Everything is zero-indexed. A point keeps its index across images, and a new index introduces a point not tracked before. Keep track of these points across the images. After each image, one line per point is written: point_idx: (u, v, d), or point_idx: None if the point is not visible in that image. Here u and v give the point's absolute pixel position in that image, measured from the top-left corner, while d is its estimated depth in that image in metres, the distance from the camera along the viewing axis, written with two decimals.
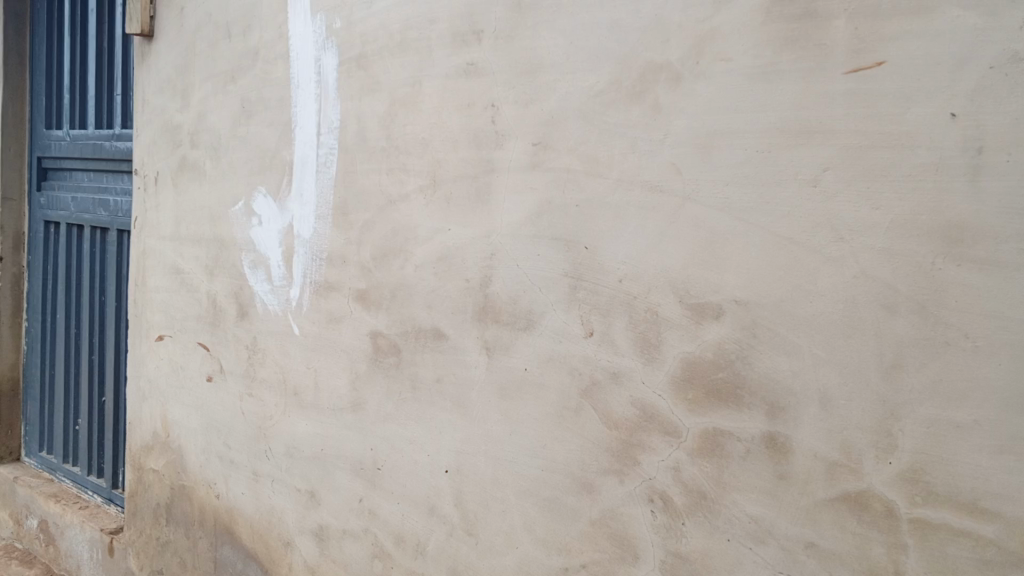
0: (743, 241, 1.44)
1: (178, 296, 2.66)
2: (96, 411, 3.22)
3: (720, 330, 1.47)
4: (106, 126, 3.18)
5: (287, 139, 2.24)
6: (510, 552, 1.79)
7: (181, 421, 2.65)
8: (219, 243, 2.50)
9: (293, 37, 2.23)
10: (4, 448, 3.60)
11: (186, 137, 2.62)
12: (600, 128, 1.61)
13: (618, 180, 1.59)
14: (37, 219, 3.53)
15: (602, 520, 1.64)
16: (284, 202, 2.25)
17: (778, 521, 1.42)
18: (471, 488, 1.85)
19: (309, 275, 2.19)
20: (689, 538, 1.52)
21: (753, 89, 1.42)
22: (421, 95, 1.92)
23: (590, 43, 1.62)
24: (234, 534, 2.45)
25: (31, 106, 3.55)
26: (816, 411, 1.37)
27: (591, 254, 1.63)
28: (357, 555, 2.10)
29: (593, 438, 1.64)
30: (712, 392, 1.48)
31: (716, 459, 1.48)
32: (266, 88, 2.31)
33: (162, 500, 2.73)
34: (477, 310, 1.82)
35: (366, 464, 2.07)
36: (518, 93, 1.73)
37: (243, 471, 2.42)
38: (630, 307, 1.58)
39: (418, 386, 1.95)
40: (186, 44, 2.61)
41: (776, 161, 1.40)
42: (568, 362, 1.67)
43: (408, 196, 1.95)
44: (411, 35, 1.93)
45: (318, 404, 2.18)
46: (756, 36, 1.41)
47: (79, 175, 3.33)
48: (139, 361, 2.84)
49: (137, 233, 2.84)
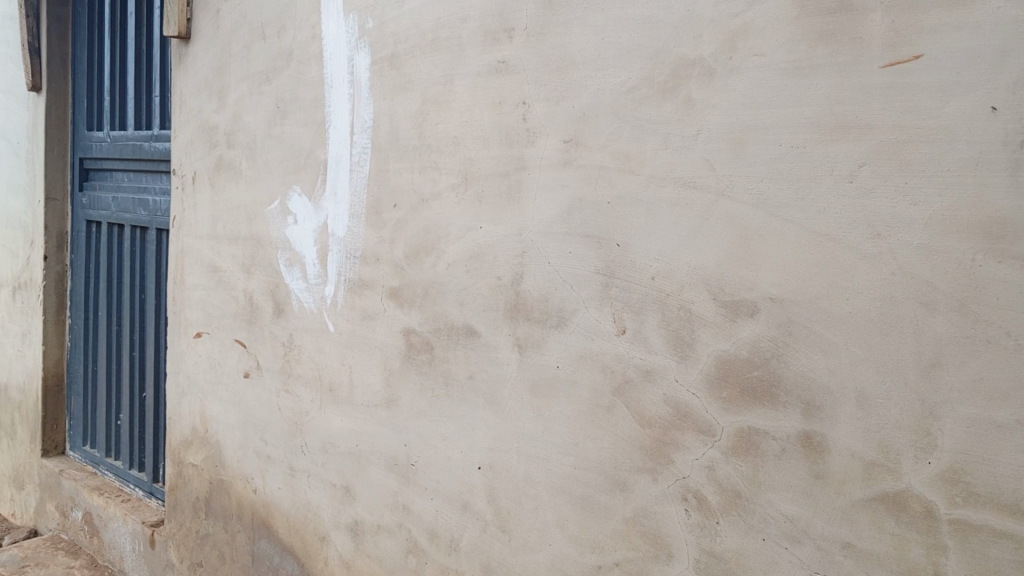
0: (778, 238, 1.42)
1: (217, 294, 2.70)
2: (137, 406, 3.29)
3: (755, 327, 1.45)
4: (146, 127, 3.25)
5: (322, 139, 2.27)
6: (543, 549, 1.79)
7: (220, 416, 2.70)
8: (255, 241, 2.54)
9: (327, 37, 2.25)
10: (50, 442, 3.71)
11: (223, 137, 2.66)
12: (632, 124, 1.60)
13: (650, 177, 1.58)
14: (79, 219, 3.62)
15: (635, 518, 1.63)
16: (319, 201, 2.28)
17: (814, 522, 1.40)
18: (504, 485, 1.85)
19: (344, 273, 2.22)
20: (723, 537, 1.51)
21: (787, 84, 1.40)
22: (452, 93, 1.92)
23: (621, 40, 1.61)
24: (271, 528, 2.49)
25: (74, 108, 3.64)
26: (853, 409, 1.35)
27: (623, 251, 1.62)
28: (392, 550, 2.12)
29: (626, 436, 1.63)
30: (746, 390, 1.47)
31: (751, 457, 1.47)
32: (301, 88, 2.34)
33: (202, 494, 2.78)
34: (509, 308, 1.83)
35: (401, 460, 2.09)
36: (549, 91, 1.73)
37: (280, 466, 2.46)
38: (662, 304, 1.57)
39: (451, 383, 1.96)
40: (223, 45, 2.65)
41: (811, 156, 1.38)
42: (600, 360, 1.67)
43: (441, 194, 1.96)
44: (442, 34, 1.94)
45: (353, 400, 2.21)
46: (790, 30, 1.39)
47: (120, 175, 3.41)
48: (178, 357, 2.90)
49: (176, 232, 2.89)
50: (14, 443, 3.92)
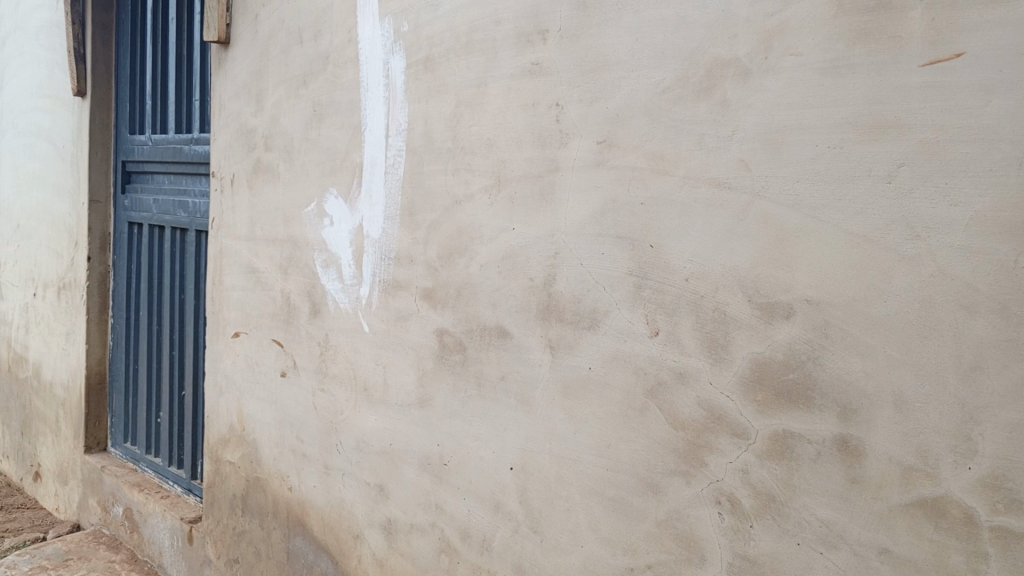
0: (814, 240, 1.40)
1: (254, 294, 2.74)
2: (176, 404, 3.36)
3: (790, 329, 1.44)
4: (186, 131, 3.31)
5: (358, 141, 2.29)
6: (574, 550, 1.79)
7: (257, 415, 2.74)
8: (292, 242, 2.57)
9: (362, 41, 2.27)
10: (93, 439, 3.80)
11: (261, 140, 2.70)
12: (666, 125, 1.59)
13: (684, 177, 1.57)
14: (121, 220, 3.69)
15: (667, 521, 1.62)
16: (355, 203, 2.30)
17: (850, 527, 1.38)
18: (536, 486, 1.86)
19: (378, 274, 2.24)
20: (757, 541, 1.50)
21: (824, 83, 1.38)
22: (486, 95, 1.93)
23: (655, 40, 1.61)
24: (307, 525, 2.52)
25: (117, 113, 3.72)
26: (890, 413, 1.33)
27: (657, 252, 1.62)
28: (424, 549, 2.14)
29: (659, 438, 1.63)
30: (781, 393, 1.45)
31: (786, 461, 1.45)
32: (337, 91, 2.37)
33: (239, 491, 2.83)
34: (541, 309, 1.83)
35: (433, 459, 2.10)
36: (582, 92, 1.73)
37: (316, 464, 2.49)
38: (696, 306, 1.56)
39: (484, 384, 1.97)
40: (261, 50, 2.69)
41: (849, 156, 1.36)
42: (633, 362, 1.66)
43: (474, 196, 1.97)
44: (476, 37, 1.95)
45: (387, 400, 2.23)
46: (828, 28, 1.38)
47: (161, 178, 3.48)
48: (216, 357, 2.95)
49: (215, 233, 2.94)
50: (58, 439, 4.01)
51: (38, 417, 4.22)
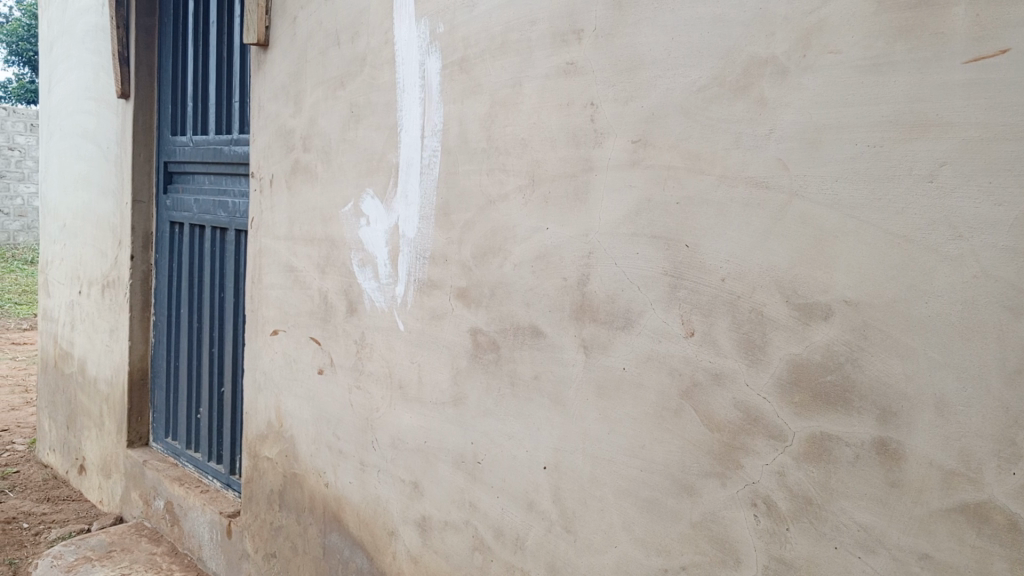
0: (853, 240, 1.38)
1: (293, 293, 2.78)
2: (216, 400, 3.42)
3: (828, 331, 1.42)
4: (226, 132, 3.37)
5: (394, 142, 2.31)
6: (608, 550, 1.79)
7: (295, 411, 2.78)
8: (329, 241, 2.60)
9: (398, 42, 2.29)
10: (135, 433, 3.88)
11: (300, 140, 2.74)
12: (702, 124, 1.59)
13: (720, 177, 1.56)
14: (163, 220, 3.77)
15: (702, 523, 1.61)
16: (391, 203, 2.33)
17: (889, 532, 1.36)
18: (569, 485, 1.86)
19: (413, 273, 2.26)
20: (794, 545, 1.48)
21: (864, 81, 1.36)
22: (521, 95, 1.94)
23: (691, 39, 1.60)
24: (343, 521, 2.55)
25: (159, 114, 3.80)
26: (931, 416, 1.31)
27: (692, 252, 1.61)
28: (458, 547, 2.15)
29: (694, 440, 1.62)
30: (819, 395, 1.44)
31: (823, 464, 1.43)
32: (374, 92, 2.39)
33: (276, 486, 2.87)
34: (576, 309, 1.83)
35: (467, 458, 2.11)
36: (617, 92, 1.72)
37: (351, 461, 2.51)
38: (733, 306, 1.55)
39: (518, 383, 1.97)
40: (299, 51, 2.73)
41: (889, 156, 1.34)
42: (668, 362, 1.65)
43: (509, 196, 1.98)
44: (512, 38, 1.96)
45: (422, 398, 2.24)
46: (867, 26, 1.36)
47: (201, 178, 3.54)
48: (255, 354, 2.99)
49: (254, 233, 2.99)
50: (102, 433, 4.11)
51: (83, 412, 4.32)
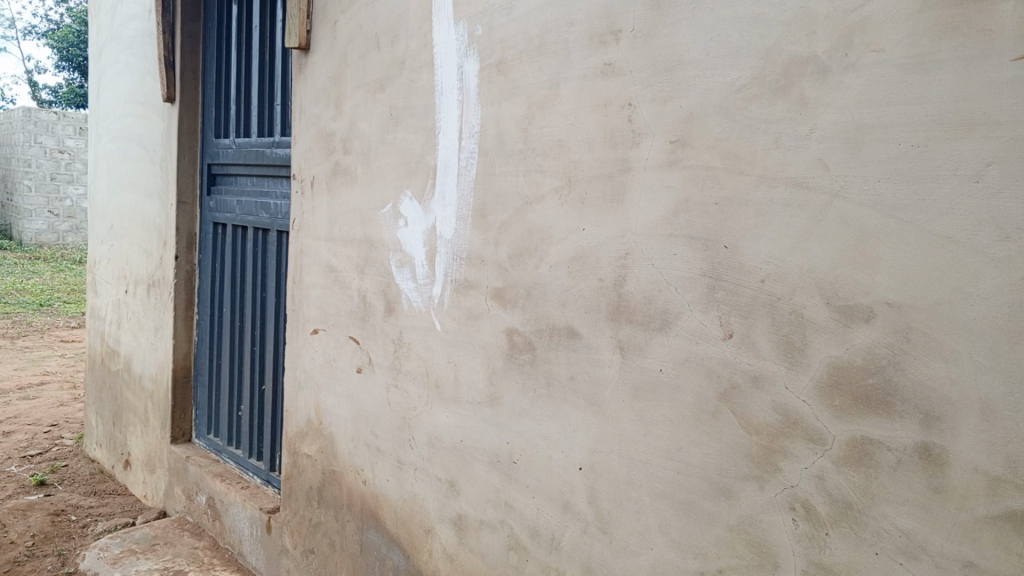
0: (896, 241, 1.36)
1: (333, 293, 2.81)
2: (257, 398, 3.48)
3: (871, 333, 1.40)
4: (268, 134, 3.42)
5: (432, 144, 2.33)
6: (644, 553, 1.78)
7: (334, 409, 2.81)
8: (368, 242, 2.63)
9: (437, 45, 2.31)
10: (179, 430, 3.96)
11: (340, 143, 2.77)
12: (741, 124, 1.57)
13: (760, 177, 1.55)
14: (207, 221, 3.84)
15: (740, 526, 1.60)
16: (428, 205, 2.35)
17: (932, 538, 1.33)
18: (605, 486, 1.85)
19: (450, 274, 2.27)
20: (833, 550, 1.46)
21: (908, 80, 1.34)
22: (558, 96, 1.94)
23: (729, 39, 1.59)
24: (380, 518, 2.57)
25: (203, 118, 3.87)
26: (976, 421, 1.28)
27: (731, 253, 1.59)
28: (494, 546, 2.15)
29: (731, 443, 1.60)
30: (860, 399, 1.42)
31: (864, 468, 1.41)
32: (412, 95, 2.41)
33: (315, 483, 2.90)
34: (612, 309, 1.82)
35: (503, 457, 2.12)
36: (655, 92, 1.72)
37: (389, 459, 2.54)
38: (772, 308, 1.53)
39: (553, 383, 1.97)
40: (339, 55, 2.76)
41: (933, 155, 1.32)
42: (705, 364, 1.64)
43: (545, 197, 1.98)
44: (549, 39, 1.96)
45: (458, 397, 2.26)
46: (912, 24, 1.34)
47: (244, 180, 3.61)
48: (295, 352, 3.04)
49: (296, 234, 3.03)
50: (147, 429, 4.20)
51: (128, 408, 4.42)
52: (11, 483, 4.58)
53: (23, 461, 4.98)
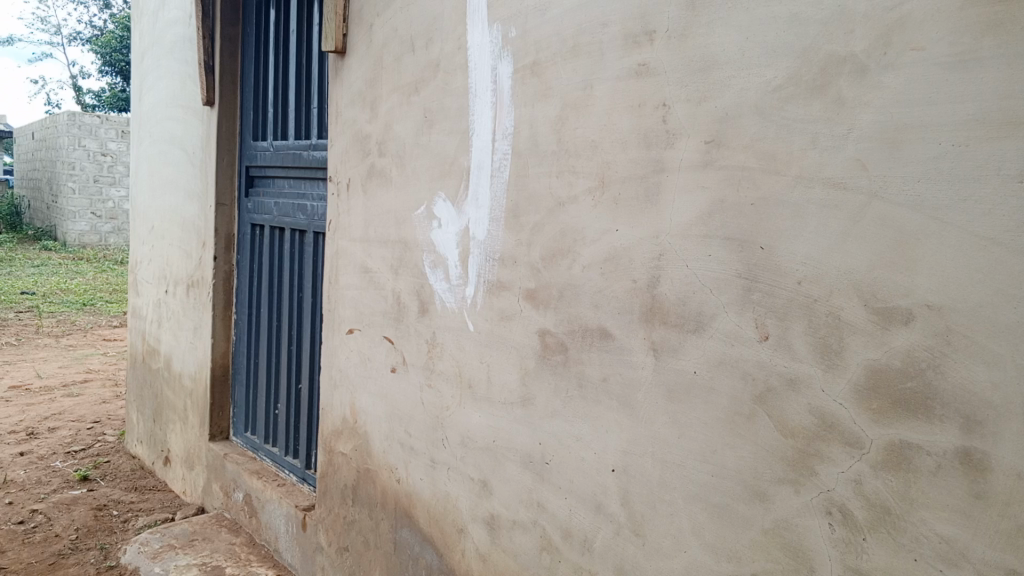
0: (937, 242, 1.34)
1: (368, 293, 2.84)
2: (294, 396, 3.52)
3: (909, 336, 1.38)
4: (305, 137, 3.47)
5: (466, 146, 2.35)
6: (677, 555, 1.77)
7: (369, 408, 2.84)
8: (403, 244, 2.65)
9: (471, 47, 2.32)
10: (217, 428, 4.02)
11: (376, 145, 2.80)
12: (778, 124, 1.56)
13: (797, 178, 1.53)
14: (245, 222, 3.90)
15: (774, 530, 1.58)
16: (462, 206, 2.36)
17: (973, 545, 1.31)
18: (638, 488, 1.85)
19: (483, 275, 2.28)
20: (870, 555, 1.44)
21: (949, 79, 1.32)
22: (592, 98, 1.94)
23: (766, 39, 1.58)
24: (413, 517, 2.59)
25: (242, 120, 3.93)
26: (1019, 427, 1.25)
27: (767, 254, 1.58)
28: (527, 546, 2.16)
29: (767, 446, 1.59)
30: (899, 402, 1.39)
31: (902, 473, 1.39)
32: (447, 97, 2.43)
33: (350, 482, 2.93)
34: (645, 311, 1.82)
35: (536, 458, 2.12)
36: (690, 92, 1.71)
37: (422, 458, 2.55)
38: (809, 310, 1.52)
39: (586, 385, 1.97)
40: (375, 57, 2.79)
41: (975, 156, 1.29)
42: (741, 366, 1.63)
43: (578, 197, 1.98)
44: (583, 40, 1.96)
45: (491, 397, 2.26)
46: (953, 21, 1.31)
47: (281, 182, 3.66)
48: (331, 352, 3.07)
49: (332, 235, 3.07)
50: (186, 427, 4.27)
51: (168, 406, 4.50)
52: (56, 478, 4.69)
53: (67, 456, 5.09)
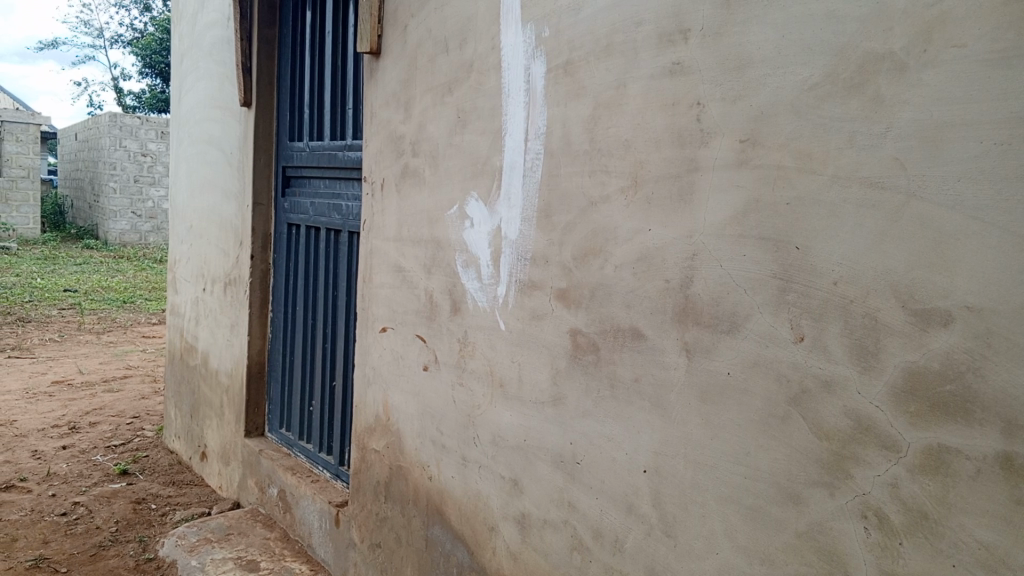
0: (978, 243, 1.32)
1: (401, 292, 2.86)
2: (328, 393, 3.56)
3: (949, 338, 1.35)
4: (340, 137, 3.50)
5: (498, 146, 2.36)
6: (709, 557, 1.76)
7: (401, 406, 2.86)
8: (435, 243, 2.67)
9: (505, 47, 2.33)
10: (252, 424, 4.08)
11: (409, 146, 2.82)
12: (814, 123, 1.54)
13: (834, 177, 1.51)
14: (281, 221, 3.96)
15: (809, 533, 1.56)
16: (494, 206, 2.37)
17: (1012, 551, 1.28)
18: (670, 490, 1.84)
19: (515, 274, 2.29)
20: (907, 560, 1.42)
21: (990, 76, 1.30)
22: (624, 97, 1.93)
23: (803, 38, 1.56)
24: (445, 514, 2.61)
25: (278, 121, 3.98)
26: None
27: (803, 254, 1.56)
28: (558, 545, 2.16)
29: (801, 448, 1.57)
30: (937, 405, 1.37)
31: (941, 477, 1.37)
32: (480, 97, 2.44)
33: (382, 478, 2.95)
34: (678, 311, 1.81)
35: (567, 458, 2.12)
36: (724, 91, 1.70)
37: (453, 455, 2.57)
38: (846, 311, 1.50)
39: (617, 385, 1.97)
40: (409, 58, 2.81)
41: (1017, 154, 1.27)
42: (776, 368, 1.61)
43: (611, 197, 1.98)
44: (617, 39, 1.96)
45: (522, 396, 2.27)
46: (995, 17, 1.29)
47: (317, 182, 3.70)
48: (365, 349, 3.10)
49: (366, 235, 3.09)
50: (222, 423, 4.34)
51: (205, 402, 4.58)
52: (97, 471, 4.79)
53: (107, 450, 5.20)
